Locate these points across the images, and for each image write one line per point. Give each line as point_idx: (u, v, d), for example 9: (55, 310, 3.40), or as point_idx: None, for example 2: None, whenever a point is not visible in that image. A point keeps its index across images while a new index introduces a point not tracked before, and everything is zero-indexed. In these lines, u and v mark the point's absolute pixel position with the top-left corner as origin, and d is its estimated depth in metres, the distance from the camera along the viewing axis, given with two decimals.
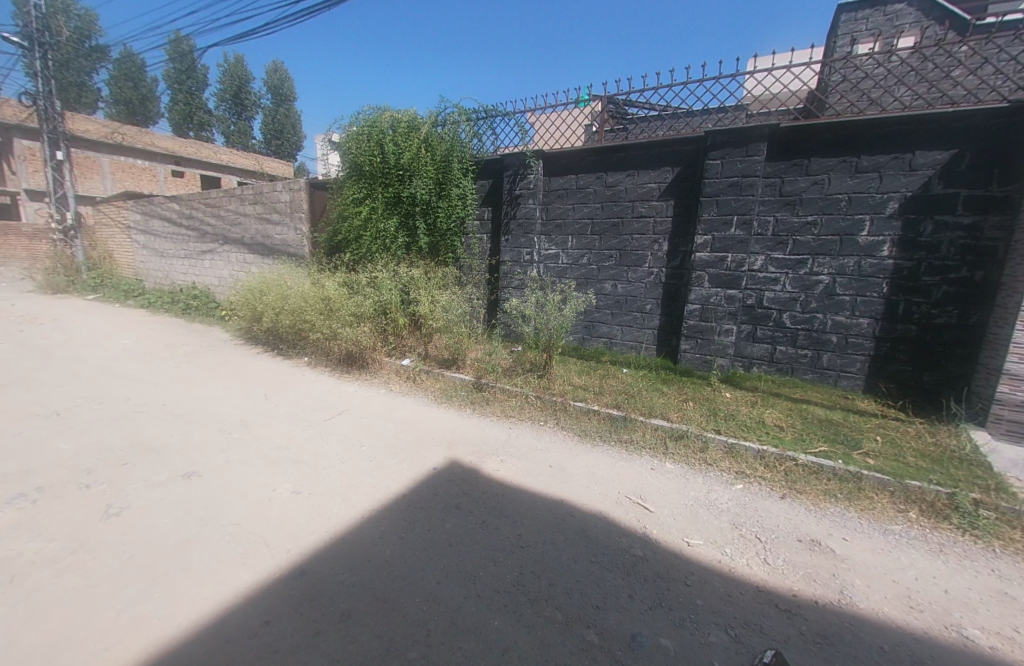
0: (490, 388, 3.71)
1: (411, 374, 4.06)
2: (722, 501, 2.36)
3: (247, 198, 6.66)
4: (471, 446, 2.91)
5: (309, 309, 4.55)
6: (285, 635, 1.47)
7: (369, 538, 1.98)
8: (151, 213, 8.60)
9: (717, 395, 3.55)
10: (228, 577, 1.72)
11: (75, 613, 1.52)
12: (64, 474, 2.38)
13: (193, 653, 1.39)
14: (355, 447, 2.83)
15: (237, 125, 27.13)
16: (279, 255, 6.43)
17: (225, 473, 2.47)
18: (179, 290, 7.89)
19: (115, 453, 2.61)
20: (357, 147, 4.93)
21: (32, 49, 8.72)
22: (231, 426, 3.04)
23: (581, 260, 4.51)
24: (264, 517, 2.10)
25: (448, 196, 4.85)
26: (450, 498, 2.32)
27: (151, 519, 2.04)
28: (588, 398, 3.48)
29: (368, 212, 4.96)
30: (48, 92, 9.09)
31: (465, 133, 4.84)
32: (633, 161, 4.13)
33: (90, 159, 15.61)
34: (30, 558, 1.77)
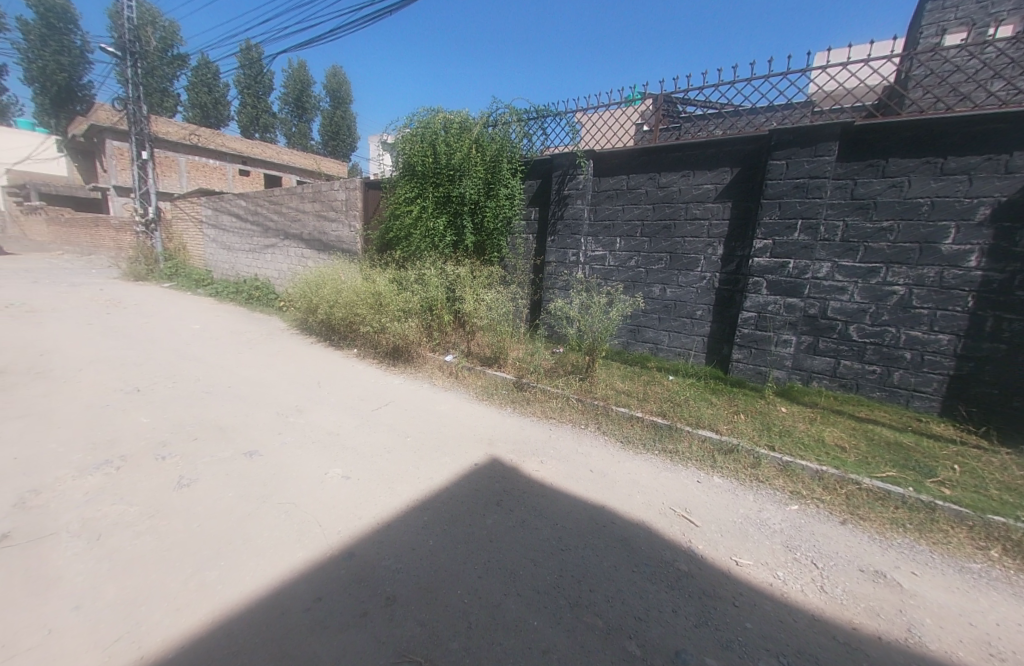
0: (531, 388, 3.71)
1: (454, 370, 4.14)
2: (774, 521, 2.23)
3: (306, 196, 7.04)
4: (512, 444, 2.92)
5: (361, 302, 4.76)
6: (335, 612, 1.53)
7: (413, 527, 2.04)
8: (221, 209, 9.27)
9: (771, 408, 3.37)
10: (284, 552, 1.82)
11: (151, 573, 1.66)
12: (143, 445, 2.61)
13: (253, 621, 1.48)
14: (401, 438, 2.91)
15: (297, 127, 28.75)
16: (333, 251, 6.75)
17: (282, 454, 2.62)
18: (243, 281, 8.47)
19: (186, 429, 2.84)
20: (411, 147, 5.09)
21: (125, 58, 9.64)
22: (287, 411, 3.22)
23: (629, 262, 4.41)
24: (317, 498, 2.21)
25: (496, 195, 4.89)
26: (492, 495, 2.34)
27: (217, 493, 2.20)
28: (631, 403, 3.41)
29: (418, 211, 5.11)
30: (137, 98, 9.99)
31: (515, 133, 4.85)
32: (688, 161, 3.99)
33: (169, 159, 17.08)
34: (115, 518, 1.96)
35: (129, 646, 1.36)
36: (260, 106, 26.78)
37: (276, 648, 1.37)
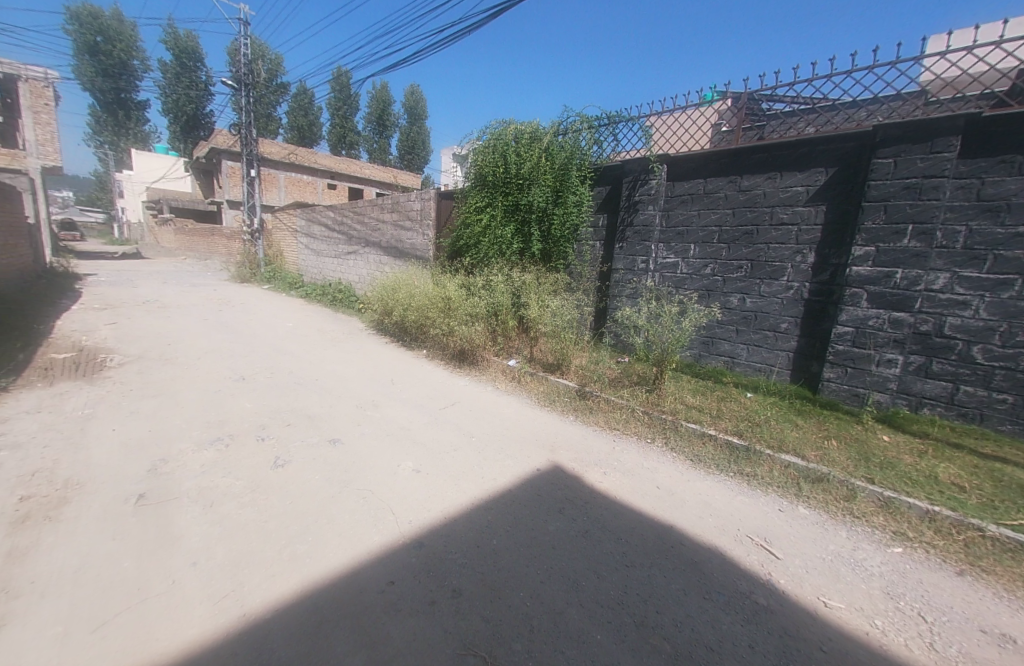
0: (594, 397, 3.65)
1: (517, 375, 4.20)
2: (872, 563, 1.98)
3: (386, 207, 7.59)
4: (575, 453, 2.89)
5: (432, 306, 5.03)
6: (406, 598, 1.62)
7: (478, 525, 2.09)
8: (313, 220, 10.28)
9: (870, 436, 3.01)
10: (362, 535, 1.96)
11: (253, 541, 1.88)
12: (247, 427, 2.97)
13: (334, 595, 1.61)
14: (466, 437, 3.01)
15: (377, 144, 31.08)
16: (407, 257, 7.19)
17: (361, 444, 2.83)
18: (329, 284, 9.31)
19: (281, 415, 3.18)
20: (482, 158, 5.29)
21: (242, 90, 11.12)
22: (365, 404, 3.47)
23: (704, 270, 4.19)
24: (390, 488, 2.35)
25: (564, 203, 4.91)
26: (554, 501, 2.34)
27: (306, 474, 2.43)
28: (703, 420, 3.22)
29: (487, 219, 5.29)
30: (249, 124, 11.42)
31: (585, 140, 4.83)
32: (774, 162, 3.72)
33: (271, 176, 19.32)
34: (225, 489, 2.25)
35: (235, 603, 1.55)
36: (347, 125, 29.32)
37: (355, 624, 1.48)
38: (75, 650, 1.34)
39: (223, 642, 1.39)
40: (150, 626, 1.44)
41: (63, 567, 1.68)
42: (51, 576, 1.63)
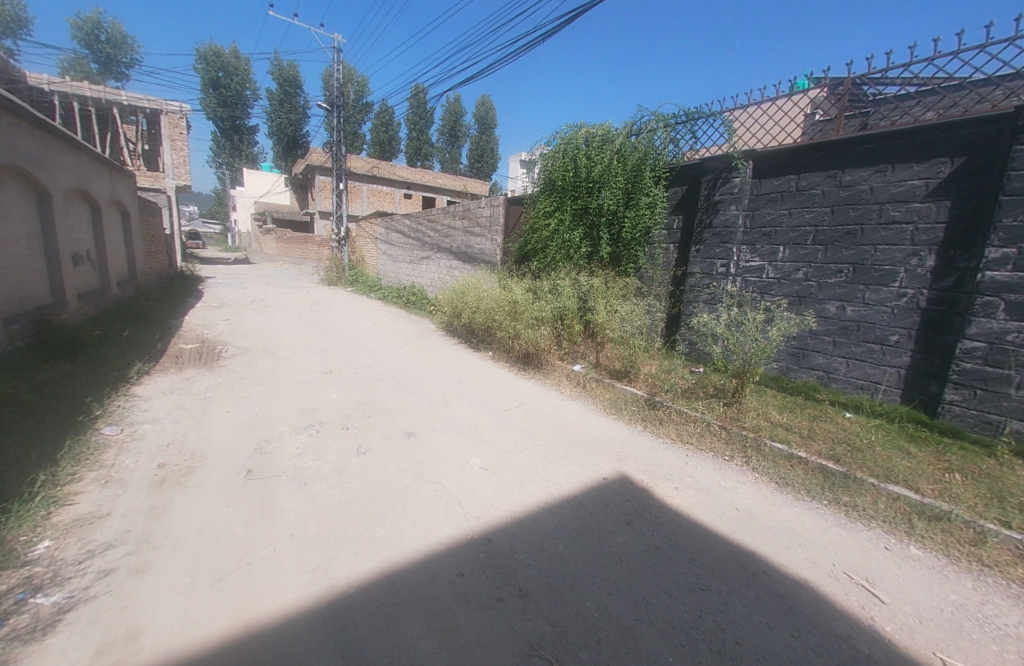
0: (665, 408, 3.49)
1: (582, 380, 4.14)
2: (1008, 622, 1.66)
3: (457, 214, 7.92)
4: (643, 465, 2.78)
5: (499, 310, 5.15)
6: (474, 591, 1.66)
7: (544, 528, 2.09)
8: (391, 227, 11.02)
9: (1009, 473, 2.54)
10: (433, 526, 2.04)
11: (339, 520, 2.05)
12: (334, 416, 3.25)
13: (408, 580, 1.70)
14: (531, 440, 3.02)
15: (449, 154, 32.58)
16: (476, 262, 7.43)
17: (433, 438, 2.97)
18: (403, 288, 9.91)
19: (362, 407, 3.44)
20: (552, 163, 5.32)
21: (334, 111, 12.27)
22: (436, 402, 3.64)
23: (794, 275, 3.83)
24: (459, 483, 2.43)
25: (636, 205, 4.77)
26: (621, 512, 2.27)
27: (384, 463, 2.60)
28: (791, 440, 2.93)
29: (556, 224, 5.33)
30: (339, 141, 12.56)
31: (660, 140, 4.64)
32: (884, 154, 3.30)
33: (355, 188, 21.08)
34: (316, 471, 2.49)
35: (323, 575, 1.70)
36: (422, 138, 31.06)
37: (427, 609, 1.56)
38: (198, 600, 1.56)
39: (314, 610, 1.54)
40: (255, 586, 1.63)
41: (190, 526, 1.97)
42: (181, 533, 1.91)
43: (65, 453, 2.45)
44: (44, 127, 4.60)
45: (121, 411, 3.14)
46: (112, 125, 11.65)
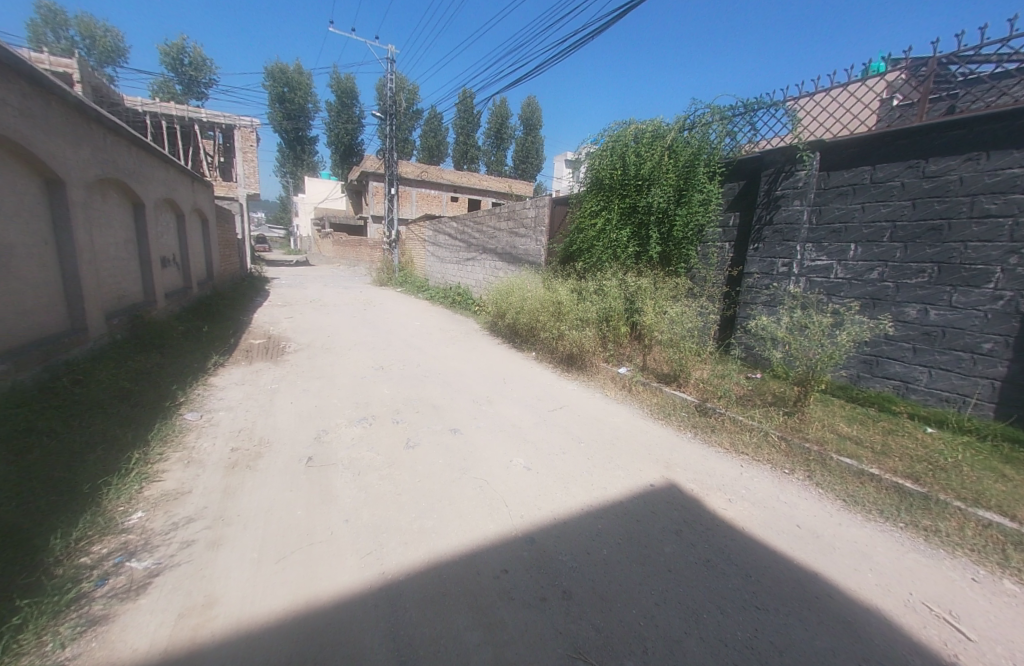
0: (717, 415, 3.33)
1: (628, 383, 4.05)
2: None
3: (502, 216, 8.00)
4: (693, 473, 2.66)
5: (543, 310, 5.15)
6: (518, 588, 1.68)
7: (588, 531, 2.06)
8: (438, 230, 11.33)
9: None
10: (478, 522, 2.08)
11: (390, 510, 2.14)
12: (384, 410, 3.40)
13: (454, 572, 1.74)
14: (575, 442, 3.00)
15: (495, 157, 32.99)
16: (521, 263, 7.47)
17: (478, 436, 3.03)
18: (450, 288, 10.16)
19: (411, 403, 3.57)
20: (600, 162, 5.25)
21: (387, 119, 12.82)
22: (481, 400, 3.70)
23: (867, 275, 3.52)
24: (503, 481, 2.46)
25: (689, 202, 4.59)
26: (670, 521, 2.19)
27: (431, 458, 2.69)
28: (861, 455, 2.70)
29: (603, 223, 5.25)
30: (392, 148, 13.11)
31: (716, 133, 4.43)
32: (978, 139, 2.94)
33: (405, 192, 21.91)
34: (369, 461, 2.62)
35: (375, 561, 1.79)
36: (469, 142, 31.68)
37: (473, 603, 1.59)
38: (265, 575, 1.69)
39: (368, 594, 1.62)
40: (315, 566, 1.74)
41: (258, 507, 2.14)
42: (250, 512, 2.09)
43: (155, 434, 2.74)
44: (139, 144, 5.18)
45: (200, 399, 3.47)
46: (194, 140, 12.89)
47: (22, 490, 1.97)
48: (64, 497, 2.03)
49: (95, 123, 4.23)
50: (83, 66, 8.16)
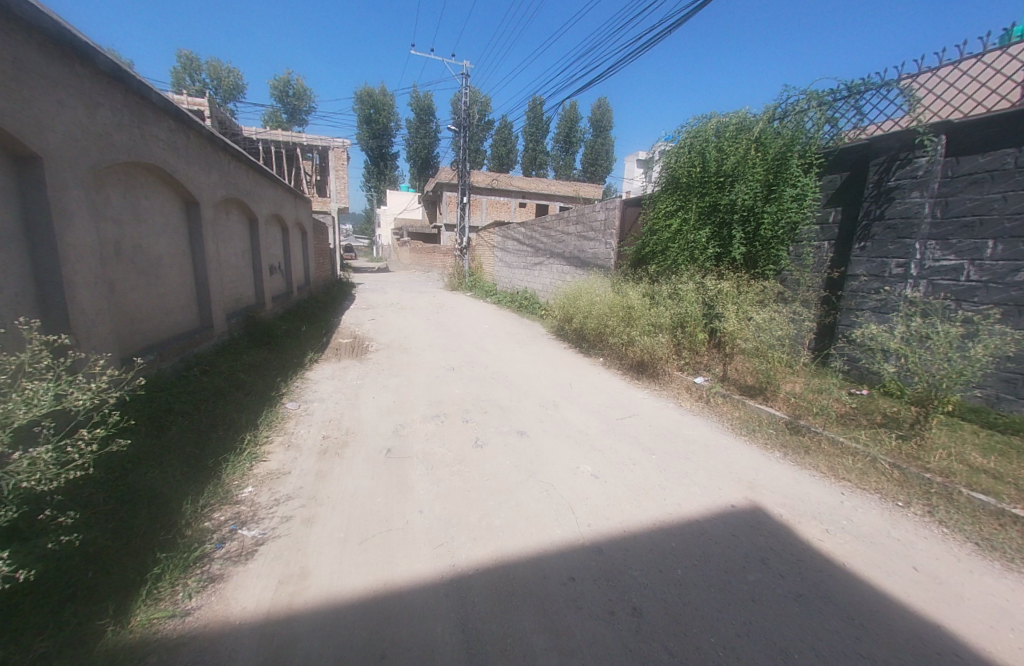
0: (812, 435, 2.99)
1: (705, 394, 3.80)
2: None
3: (571, 220, 7.95)
4: (782, 497, 2.41)
5: (613, 315, 5.02)
6: (586, 599, 1.64)
7: (660, 548, 1.96)
8: (507, 236, 11.56)
9: None
10: (545, 526, 2.07)
11: (460, 506, 2.21)
12: (455, 409, 3.53)
13: (521, 573, 1.75)
14: (646, 453, 2.87)
15: (563, 161, 32.99)
16: (590, 267, 7.34)
17: (544, 440, 3.03)
18: (517, 293, 10.30)
19: (479, 403, 3.67)
20: (677, 160, 5.01)
21: (461, 132, 13.44)
22: (547, 404, 3.70)
23: (1012, 276, 2.94)
24: (571, 488, 2.43)
25: (779, 198, 4.20)
26: (754, 548, 2.00)
27: (499, 459, 2.74)
28: (1002, 493, 2.25)
29: (679, 224, 5.00)
30: (465, 159, 13.71)
31: (813, 122, 4.02)
32: None
33: (476, 201, 22.73)
34: (441, 457, 2.74)
35: (447, 553, 1.86)
36: (538, 148, 32.04)
37: (540, 606, 1.59)
38: (350, 554, 1.84)
39: (440, 583, 1.69)
40: (393, 552, 1.86)
41: (344, 491, 2.33)
42: (338, 495, 2.29)
43: (262, 419, 3.12)
44: (254, 168, 5.98)
45: (298, 390, 3.89)
46: (296, 162, 14.56)
47: (164, 460, 2.35)
48: (194, 468, 2.39)
49: (222, 151, 4.95)
50: (214, 105, 9.63)
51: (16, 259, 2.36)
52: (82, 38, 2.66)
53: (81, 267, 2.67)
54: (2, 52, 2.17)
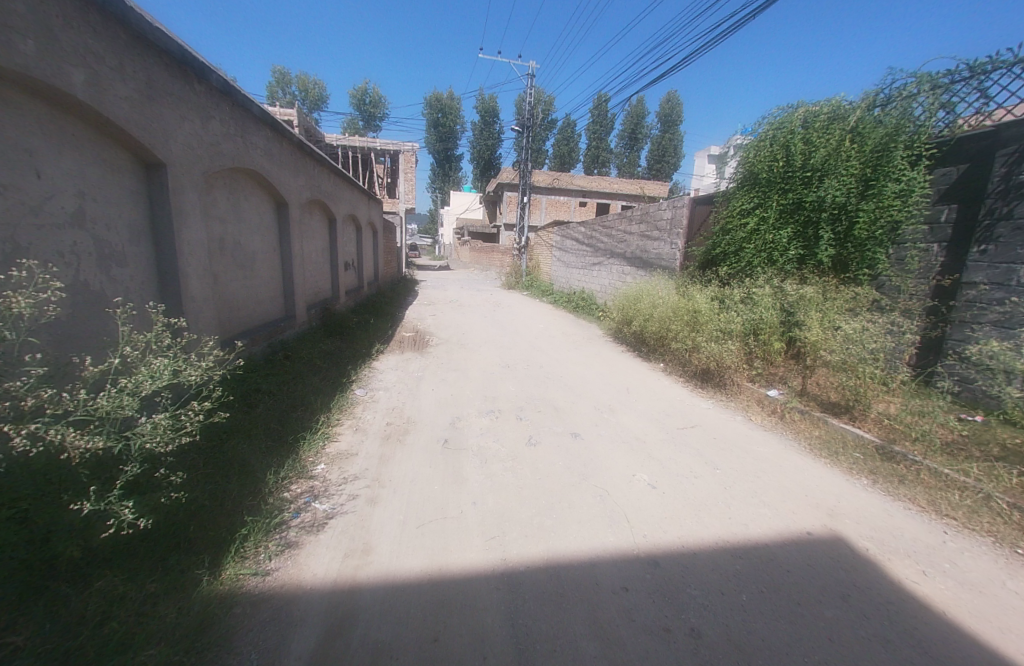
0: (908, 463, 2.65)
1: (779, 408, 3.51)
2: None
3: (634, 219, 7.70)
4: (868, 529, 2.17)
5: (677, 319, 4.79)
6: (640, 611, 1.59)
7: (722, 569, 1.84)
8: (566, 235, 11.45)
9: None
10: (598, 532, 2.03)
11: (513, 502, 2.24)
12: (511, 406, 3.58)
13: (572, 576, 1.74)
14: (709, 466, 2.71)
15: (627, 159, 32.03)
16: (653, 268, 7.07)
17: (599, 444, 2.97)
18: (575, 293, 10.18)
19: (534, 401, 3.69)
20: (756, 154, 4.68)
21: (524, 132, 13.54)
22: (603, 407, 3.62)
23: None
24: (627, 495, 2.36)
25: (877, 195, 3.76)
26: (831, 580, 1.81)
27: (553, 458, 2.73)
28: None
29: (755, 223, 4.66)
30: (527, 159, 13.80)
31: (924, 108, 3.55)
32: None
33: (536, 200, 22.79)
34: (496, 451, 2.79)
35: (499, 546, 1.89)
36: (601, 146, 31.40)
37: (590, 612, 1.56)
38: (409, 536, 1.94)
39: (491, 575, 1.72)
40: (448, 539, 1.92)
41: (405, 476, 2.46)
42: (399, 479, 2.42)
43: (334, 403, 3.38)
44: (335, 171, 6.48)
45: (366, 378, 4.16)
46: (370, 165, 15.53)
47: (253, 433, 2.63)
48: (276, 443, 2.65)
49: (309, 157, 5.42)
50: (301, 114, 10.54)
51: (144, 252, 2.75)
52: (199, 58, 3.03)
53: (192, 260, 3.06)
54: (138, 74, 2.53)
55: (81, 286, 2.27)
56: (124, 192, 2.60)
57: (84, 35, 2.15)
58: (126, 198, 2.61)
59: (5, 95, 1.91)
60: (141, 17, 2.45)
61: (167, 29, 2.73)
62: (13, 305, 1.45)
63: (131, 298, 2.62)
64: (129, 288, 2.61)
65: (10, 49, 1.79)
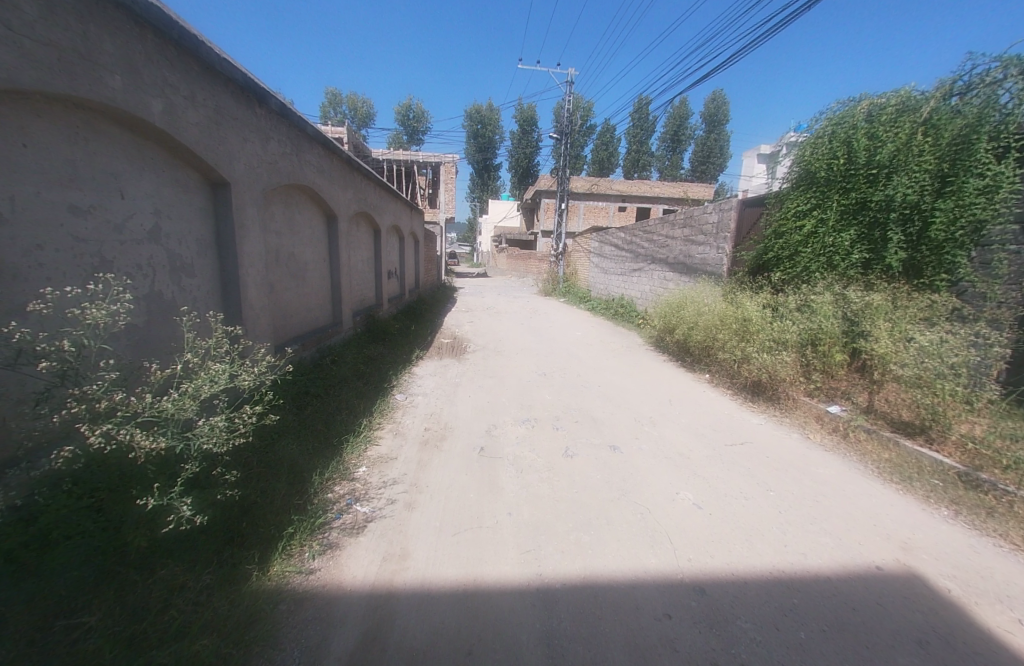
0: (998, 494, 2.34)
1: (842, 426, 3.22)
2: None
3: (678, 223, 7.43)
4: (950, 566, 1.93)
5: (725, 327, 4.55)
6: (683, 641, 1.49)
7: (776, 602, 1.69)
8: (605, 241, 11.25)
9: None
10: (639, 552, 1.94)
11: (549, 515, 2.18)
12: (548, 415, 3.53)
13: (610, 598, 1.66)
14: (762, 487, 2.53)
15: (669, 162, 31.20)
16: (698, 274, 6.77)
17: (641, 458, 2.85)
18: (614, 300, 9.95)
19: (572, 411, 3.62)
20: (813, 153, 4.40)
21: (562, 140, 13.54)
22: (644, 420, 3.49)
23: None
24: (669, 515, 2.24)
25: (956, 191, 3.40)
26: (906, 624, 1.61)
27: (593, 472, 2.64)
28: None
29: (813, 226, 4.37)
30: (564, 167, 13.79)
31: (1013, 95, 3.19)
32: None
33: (574, 207, 22.64)
34: (533, 461, 2.75)
35: (534, 561, 1.85)
36: (642, 150, 30.79)
37: (629, 639, 1.48)
38: (445, 544, 1.94)
39: (527, 590, 1.68)
40: (483, 549, 1.91)
41: (442, 482, 2.47)
42: (437, 485, 2.44)
43: (376, 408, 3.48)
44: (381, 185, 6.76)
45: (405, 383, 4.26)
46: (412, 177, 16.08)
47: (301, 436, 2.76)
48: (322, 445, 2.75)
49: (357, 171, 5.69)
50: (349, 131, 11.07)
51: (210, 264, 2.98)
52: (260, 84, 3.26)
53: (251, 270, 3.28)
54: (207, 102, 2.76)
55: (155, 296, 2.49)
56: (193, 209, 2.82)
57: (163, 68, 2.37)
58: (196, 214, 2.84)
59: (97, 126, 2.13)
60: (210, 49, 2.67)
61: (233, 59, 2.96)
62: (94, 314, 1.59)
63: (198, 306, 2.84)
64: (196, 297, 2.83)
65: (100, 84, 2.00)
